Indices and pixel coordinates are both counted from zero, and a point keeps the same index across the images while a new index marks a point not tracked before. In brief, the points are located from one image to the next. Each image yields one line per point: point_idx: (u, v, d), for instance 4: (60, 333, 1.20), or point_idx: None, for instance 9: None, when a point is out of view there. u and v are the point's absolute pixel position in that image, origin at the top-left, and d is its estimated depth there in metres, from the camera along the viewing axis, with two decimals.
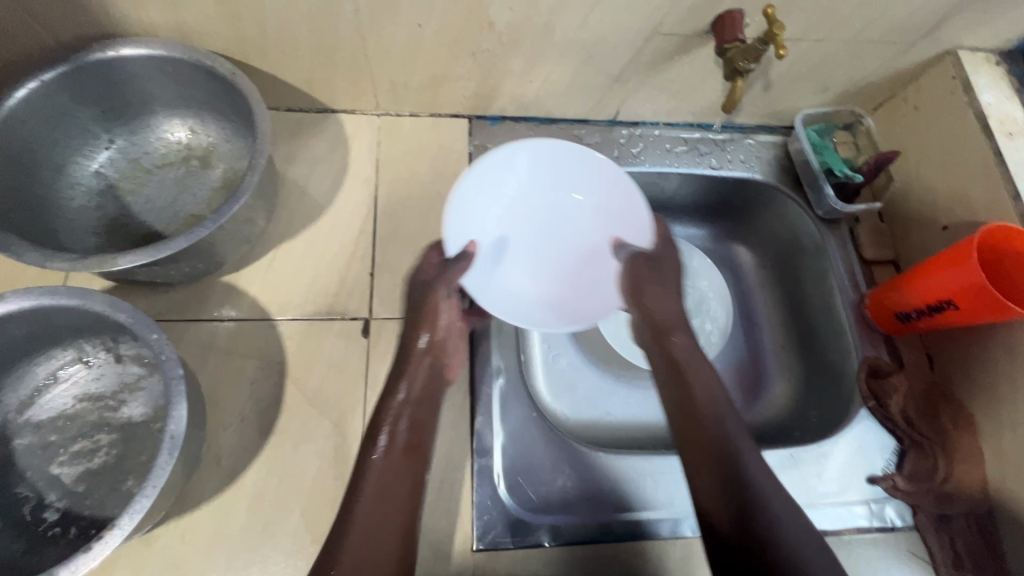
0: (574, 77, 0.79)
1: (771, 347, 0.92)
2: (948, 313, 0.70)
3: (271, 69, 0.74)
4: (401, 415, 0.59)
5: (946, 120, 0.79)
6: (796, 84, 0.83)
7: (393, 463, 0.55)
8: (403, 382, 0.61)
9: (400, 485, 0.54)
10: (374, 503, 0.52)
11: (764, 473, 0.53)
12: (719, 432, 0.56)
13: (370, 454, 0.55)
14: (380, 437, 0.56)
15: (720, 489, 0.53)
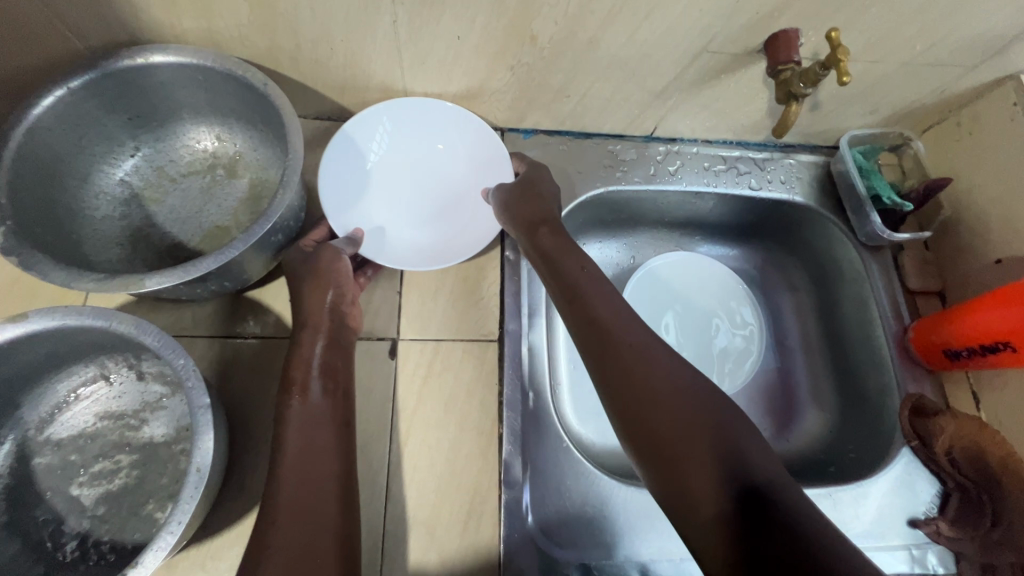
0: (614, 93, 0.76)
1: (804, 374, 0.89)
2: (1003, 354, 0.67)
3: (302, 77, 0.71)
4: (312, 364, 0.58)
5: (1004, 147, 0.75)
6: (844, 105, 0.80)
7: (313, 412, 0.56)
8: (316, 336, 0.60)
9: (324, 439, 0.55)
10: (298, 457, 0.53)
11: (768, 461, 0.49)
12: (704, 433, 0.50)
13: (288, 405, 0.56)
14: (299, 388, 0.57)
15: (728, 495, 0.46)
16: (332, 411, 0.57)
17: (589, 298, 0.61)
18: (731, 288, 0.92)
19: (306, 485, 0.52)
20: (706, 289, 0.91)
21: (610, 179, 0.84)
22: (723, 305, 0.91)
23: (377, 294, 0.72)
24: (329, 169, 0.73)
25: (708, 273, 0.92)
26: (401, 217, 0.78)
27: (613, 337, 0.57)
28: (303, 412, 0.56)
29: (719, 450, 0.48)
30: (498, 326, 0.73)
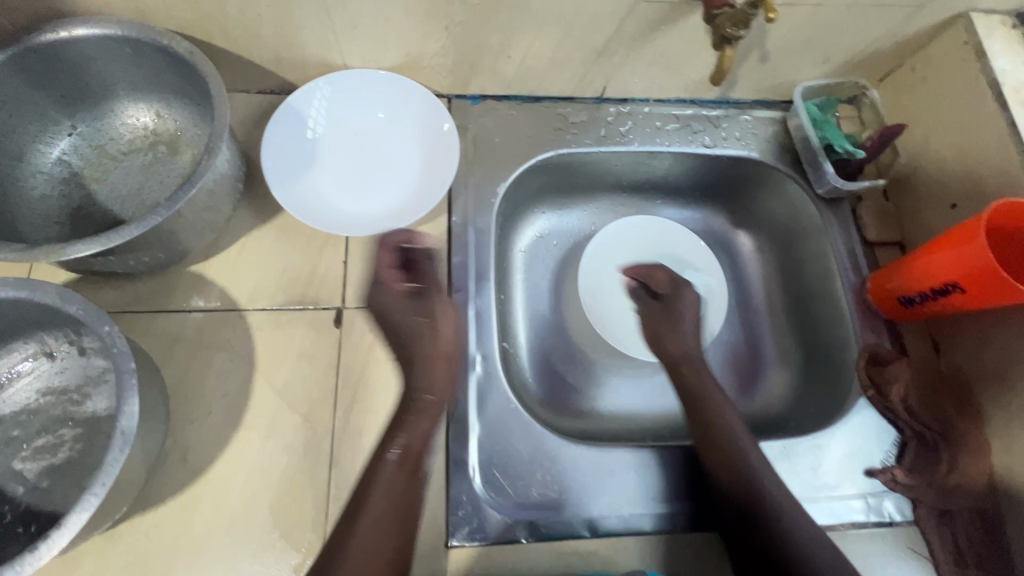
0: (556, 51, 0.75)
1: (770, 335, 0.88)
2: (953, 296, 0.66)
3: (235, 47, 0.71)
4: (397, 436, 0.58)
5: (956, 90, 0.73)
6: (794, 55, 0.78)
7: (402, 475, 0.56)
8: (400, 436, 0.58)
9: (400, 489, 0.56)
10: (389, 505, 0.54)
11: (771, 475, 0.63)
12: (742, 494, 0.62)
13: (382, 460, 0.56)
14: (393, 448, 0.57)
15: (734, 504, 0.62)
16: (411, 471, 0.57)
17: (682, 370, 0.73)
18: (698, 251, 0.90)
19: (384, 524, 0.53)
20: (673, 255, 0.90)
21: (560, 143, 0.83)
22: (691, 270, 0.89)
23: (323, 264, 0.72)
24: (273, 137, 0.71)
25: (675, 237, 0.91)
26: (325, 180, 0.75)
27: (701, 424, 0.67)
28: (388, 480, 0.55)
29: (739, 497, 0.62)
30: (445, 293, 0.72)
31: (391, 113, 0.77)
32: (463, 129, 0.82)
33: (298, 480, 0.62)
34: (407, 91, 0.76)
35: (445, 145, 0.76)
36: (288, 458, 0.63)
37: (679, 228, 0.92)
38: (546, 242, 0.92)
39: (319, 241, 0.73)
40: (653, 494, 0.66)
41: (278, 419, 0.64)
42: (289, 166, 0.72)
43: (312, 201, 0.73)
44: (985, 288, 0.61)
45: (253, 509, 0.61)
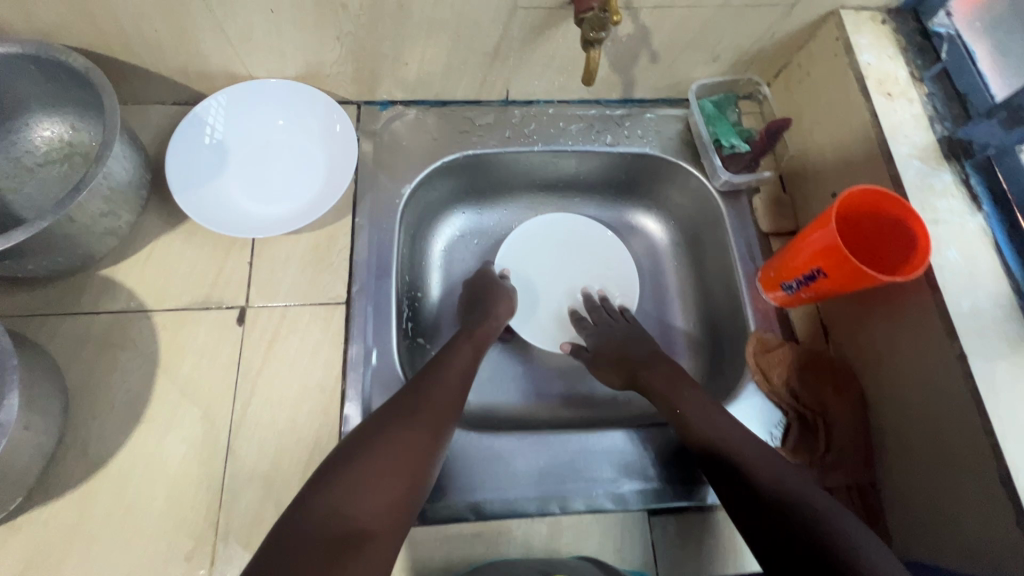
0: (450, 57, 0.78)
1: (680, 323, 0.92)
2: (820, 281, 0.69)
3: (139, 60, 0.74)
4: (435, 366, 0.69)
5: (832, 84, 0.76)
6: (683, 55, 0.81)
7: (455, 382, 0.68)
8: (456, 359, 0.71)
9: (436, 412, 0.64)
10: (428, 413, 0.63)
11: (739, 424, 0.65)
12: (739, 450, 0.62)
13: (449, 366, 0.69)
14: (461, 362, 0.71)
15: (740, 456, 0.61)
16: (455, 394, 0.67)
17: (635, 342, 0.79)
18: (608, 243, 0.94)
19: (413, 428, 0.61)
20: (582, 250, 0.95)
21: (466, 144, 0.86)
22: (600, 264, 0.94)
23: (228, 265, 0.75)
24: (178, 147, 0.75)
25: (585, 232, 0.95)
26: (226, 184, 0.77)
27: (664, 397, 0.70)
28: (447, 377, 0.68)
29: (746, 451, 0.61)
30: (346, 290, 0.75)
31: (292, 120, 0.81)
32: (372, 133, 0.85)
33: (194, 471, 0.65)
34: (306, 99, 0.80)
35: (345, 148, 0.80)
36: (186, 450, 0.66)
37: (593, 224, 0.96)
38: (465, 242, 0.95)
39: (225, 244, 0.76)
40: (543, 479, 0.69)
41: (178, 414, 0.67)
42: (193, 173, 0.75)
43: (212, 204, 0.75)
44: (842, 274, 0.65)
45: (148, 499, 0.63)
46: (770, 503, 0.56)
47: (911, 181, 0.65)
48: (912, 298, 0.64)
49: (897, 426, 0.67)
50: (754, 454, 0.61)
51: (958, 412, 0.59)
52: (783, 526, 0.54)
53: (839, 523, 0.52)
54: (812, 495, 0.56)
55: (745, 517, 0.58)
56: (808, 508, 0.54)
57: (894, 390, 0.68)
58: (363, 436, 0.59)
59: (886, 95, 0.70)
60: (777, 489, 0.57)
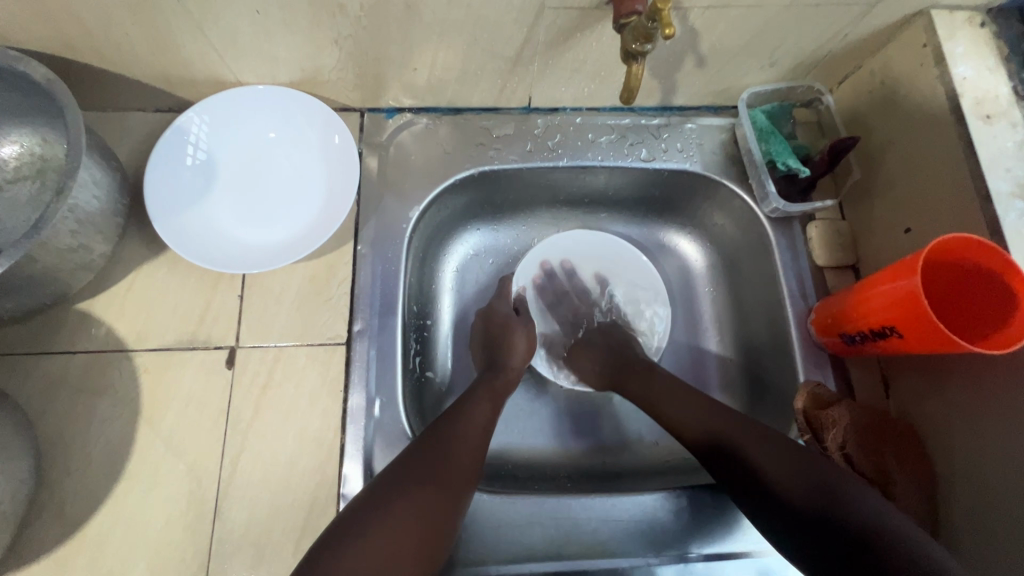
0: (465, 62, 0.68)
1: (716, 357, 0.82)
2: (892, 339, 0.59)
3: (111, 65, 0.65)
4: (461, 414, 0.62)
5: (914, 99, 0.65)
6: (736, 59, 0.70)
7: (477, 429, 0.61)
8: (479, 407, 0.64)
9: (460, 459, 0.57)
10: (446, 460, 0.56)
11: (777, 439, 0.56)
12: (782, 471, 0.53)
13: (471, 412, 0.62)
14: (481, 406, 0.64)
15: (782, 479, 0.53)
16: (478, 438, 0.60)
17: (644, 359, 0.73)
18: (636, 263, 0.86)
19: (433, 476, 0.54)
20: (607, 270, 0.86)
21: (481, 159, 0.76)
22: (626, 286, 0.85)
23: (217, 299, 0.67)
24: (158, 166, 0.66)
25: (610, 251, 0.86)
26: (213, 209, 0.69)
27: (675, 420, 0.63)
28: (471, 417, 0.62)
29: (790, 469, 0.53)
30: (347, 329, 0.68)
31: (285, 132, 0.72)
32: (377, 145, 0.75)
33: (179, 534, 0.59)
34: (299, 108, 0.71)
35: (344, 165, 0.71)
36: (170, 510, 0.60)
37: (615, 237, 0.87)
38: (479, 260, 0.85)
39: (213, 275, 0.68)
40: (561, 550, 0.62)
41: (162, 469, 0.61)
42: (175, 196, 0.67)
43: (197, 232, 0.67)
44: (919, 338, 0.55)
45: (130, 564, 0.58)
46: (812, 508, 0.50)
47: (1012, 227, 0.55)
48: (1003, 367, 0.54)
49: (972, 505, 0.58)
50: (777, 456, 0.54)
51: None
52: (834, 535, 0.48)
53: (896, 527, 0.47)
54: (852, 490, 0.50)
55: (784, 529, 0.52)
56: (856, 508, 0.49)
57: (971, 464, 0.59)
58: (378, 493, 0.52)
59: (985, 118, 0.59)
60: (819, 492, 0.50)
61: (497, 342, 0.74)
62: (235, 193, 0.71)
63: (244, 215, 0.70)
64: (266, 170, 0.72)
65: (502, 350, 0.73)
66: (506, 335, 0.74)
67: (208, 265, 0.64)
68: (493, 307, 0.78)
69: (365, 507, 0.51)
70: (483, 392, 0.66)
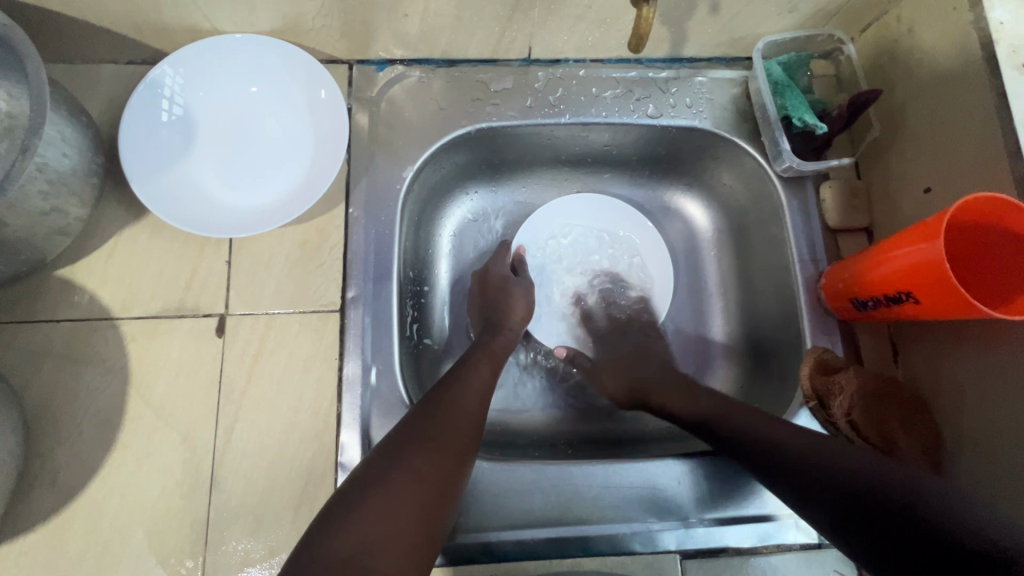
0: (459, 8, 0.62)
1: (720, 324, 0.80)
2: (906, 306, 0.57)
3: (75, 11, 0.59)
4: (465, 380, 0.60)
5: (943, 47, 0.60)
6: (753, 4, 0.64)
7: (476, 391, 0.60)
8: (477, 369, 0.62)
9: (460, 425, 0.56)
10: (446, 422, 0.55)
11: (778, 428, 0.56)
12: (800, 447, 0.53)
13: (469, 372, 0.61)
14: (481, 369, 0.62)
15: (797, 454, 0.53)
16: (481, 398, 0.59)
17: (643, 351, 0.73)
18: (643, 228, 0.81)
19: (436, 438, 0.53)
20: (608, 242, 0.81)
21: (478, 115, 0.71)
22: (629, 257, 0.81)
23: (204, 264, 0.65)
24: (132, 124, 0.62)
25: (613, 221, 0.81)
26: (193, 169, 0.65)
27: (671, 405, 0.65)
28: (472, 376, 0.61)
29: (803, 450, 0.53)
30: (340, 295, 0.65)
31: (267, 87, 0.68)
32: (366, 100, 0.71)
33: (176, 504, 0.59)
34: (282, 59, 0.66)
35: (332, 122, 0.67)
36: (166, 479, 0.59)
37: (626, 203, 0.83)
38: (477, 224, 0.81)
39: (197, 240, 0.65)
40: (562, 516, 0.61)
41: (155, 438, 0.60)
42: (153, 156, 0.63)
43: (179, 194, 0.63)
44: (937, 304, 0.53)
45: (129, 532, 0.58)
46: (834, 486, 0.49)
47: None
48: (1021, 335, 0.52)
49: (978, 474, 0.57)
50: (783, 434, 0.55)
51: None
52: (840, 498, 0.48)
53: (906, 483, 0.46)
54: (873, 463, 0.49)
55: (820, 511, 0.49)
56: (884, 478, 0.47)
57: (980, 431, 0.57)
58: (374, 467, 0.50)
59: (1021, 67, 0.54)
60: (841, 471, 0.49)
61: (495, 307, 0.71)
62: (216, 152, 0.67)
63: (227, 176, 0.66)
64: (249, 127, 0.68)
65: (501, 315, 0.70)
66: (505, 299, 0.72)
67: (191, 229, 0.61)
68: (487, 270, 0.75)
69: (362, 487, 0.49)
70: (476, 360, 0.64)
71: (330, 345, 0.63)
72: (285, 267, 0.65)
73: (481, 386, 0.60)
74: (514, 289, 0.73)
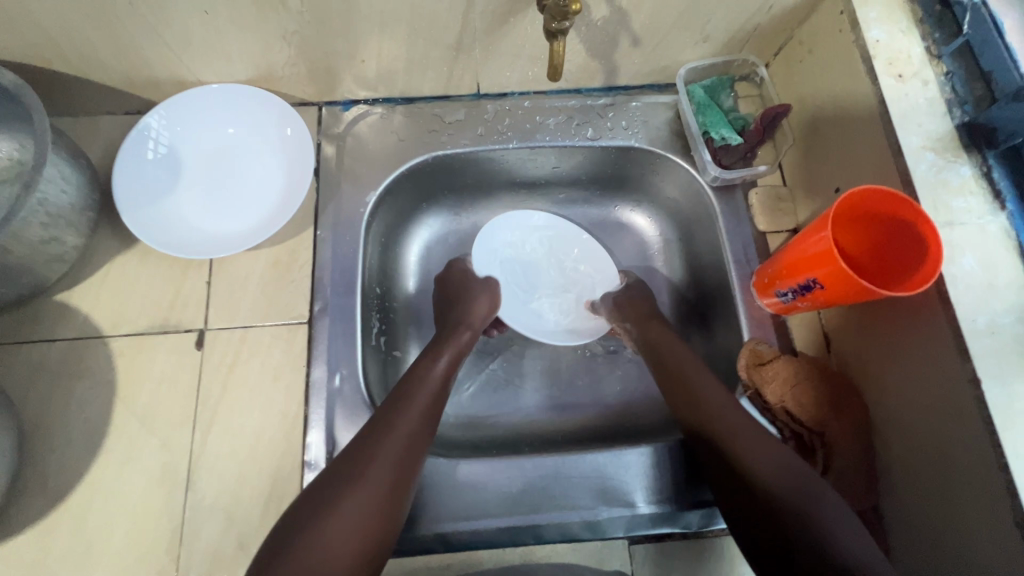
0: (410, 52, 0.71)
1: None
2: (818, 293, 0.62)
3: (78, 70, 0.69)
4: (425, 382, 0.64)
5: (837, 64, 0.68)
6: (669, 36, 0.73)
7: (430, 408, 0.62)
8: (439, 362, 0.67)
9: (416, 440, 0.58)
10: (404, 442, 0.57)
11: (762, 458, 0.56)
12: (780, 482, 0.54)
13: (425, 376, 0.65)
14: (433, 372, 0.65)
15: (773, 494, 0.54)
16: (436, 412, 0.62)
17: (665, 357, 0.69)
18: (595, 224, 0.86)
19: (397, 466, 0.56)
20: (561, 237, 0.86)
21: (434, 144, 0.79)
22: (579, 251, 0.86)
23: (187, 285, 0.72)
24: (126, 164, 0.71)
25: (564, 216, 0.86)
26: (177, 201, 0.73)
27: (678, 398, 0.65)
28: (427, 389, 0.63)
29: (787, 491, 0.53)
30: (308, 308, 0.71)
31: (244, 127, 0.77)
32: (334, 135, 0.79)
33: (154, 505, 0.63)
34: (256, 102, 0.75)
35: (301, 155, 0.75)
36: (146, 481, 0.64)
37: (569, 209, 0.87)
38: (440, 242, 0.88)
39: (181, 264, 0.72)
40: (515, 507, 0.65)
41: (137, 444, 0.65)
42: (142, 190, 0.72)
43: (164, 223, 0.71)
44: (839, 288, 0.58)
45: (110, 532, 0.62)
46: (768, 526, 0.53)
47: (921, 178, 0.58)
48: (920, 313, 0.57)
49: (904, 449, 0.61)
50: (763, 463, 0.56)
51: (955, 405, 0.54)
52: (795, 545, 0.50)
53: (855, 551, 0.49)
54: (829, 510, 0.52)
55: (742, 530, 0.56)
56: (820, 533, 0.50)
57: (900, 409, 0.62)
58: (335, 475, 0.54)
59: (898, 78, 0.62)
60: (813, 522, 0.51)
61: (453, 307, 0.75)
62: (199, 186, 0.75)
63: (208, 206, 0.74)
64: (227, 162, 0.76)
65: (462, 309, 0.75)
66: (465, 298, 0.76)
67: (173, 253, 0.68)
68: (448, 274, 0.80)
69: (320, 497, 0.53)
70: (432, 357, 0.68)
71: (300, 353, 0.69)
72: (260, 285, 0.72)
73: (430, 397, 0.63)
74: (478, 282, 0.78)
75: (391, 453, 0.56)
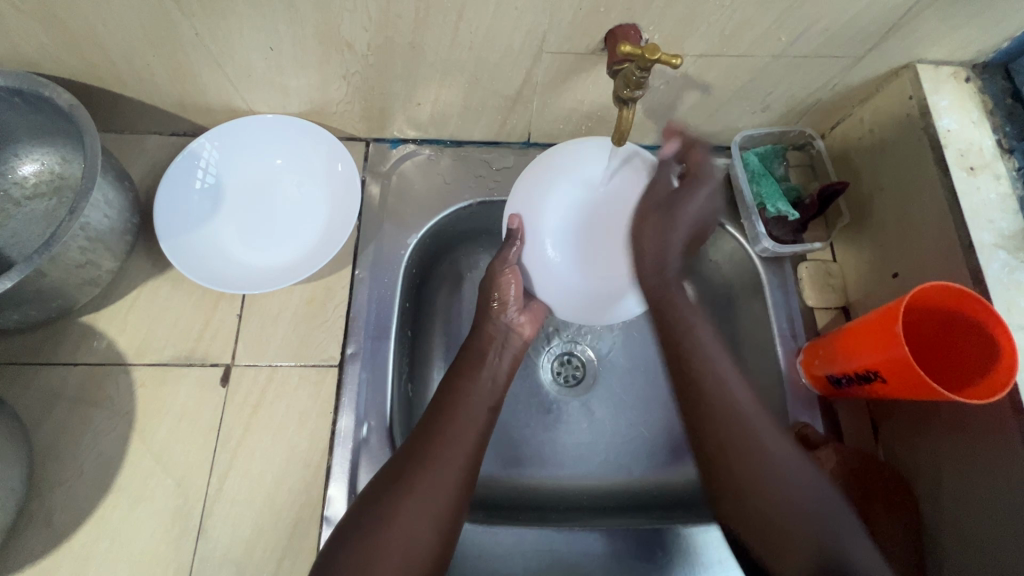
0: (467, 100, 0.70)
1: None
2: (876, 384, 0.59)
3: (131, 92, 0.68)
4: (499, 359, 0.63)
5: (902, 148, 0.66)
6: (730, 103, 0.71)
7: (482, 392, 0.60)
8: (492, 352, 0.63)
9: (469, 433, 0.57)
10: (459, 432, 0.56)
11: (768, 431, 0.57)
12: (760, 469, 0.56)
13: (479, 370, 0.61)
14: (490, 357, 0.62)
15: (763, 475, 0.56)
16: (492, 397, 0.61)
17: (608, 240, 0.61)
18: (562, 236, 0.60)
19: (450, 451, 0.54)
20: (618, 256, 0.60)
21: (481, 190, 0.78)
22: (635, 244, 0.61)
23: (216, 316, 0.69)
24: (170, 191, 0.70)
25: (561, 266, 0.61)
26: (217, 231, 0.72)
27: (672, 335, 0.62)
28: (472, 389, 0.60)
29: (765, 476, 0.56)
30: (340, 350, 0.69)
31: (292, 160, 0.75)
32: (379, 174, 0.78)
33: (163, 550, 0.60)
34: (305, 135, 0.74)
35: (347, 191, 0.74)
36: (156, 523, 0.61)
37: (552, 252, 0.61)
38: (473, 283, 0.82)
39: (212, 294, 0.70)
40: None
41: (150, 483, 0.62)
42: (184, 218, 0.70)
43: (203, 252, 0.70)
44: (902, 384, 0.55)
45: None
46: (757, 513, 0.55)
47: (993, 277, 0.56)
48: (988, 419, 0.55)
49: (961, 560, 0.58)
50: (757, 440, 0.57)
51: None
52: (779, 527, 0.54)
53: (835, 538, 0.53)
54: (801, 491, 0.55)
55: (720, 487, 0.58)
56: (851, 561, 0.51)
57: (960, 521, 0.58)
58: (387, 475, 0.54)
59: (969, 170, 0.61)
60: (786, 510, 0.54)
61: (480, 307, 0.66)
62: (241, 214, 0.73)
63: (248, 237, 0.72)
64: (272, 191, 0.75)
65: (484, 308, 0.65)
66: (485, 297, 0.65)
67: (209, 284, 0.66)
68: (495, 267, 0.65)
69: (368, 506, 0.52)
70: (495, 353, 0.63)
71: (327, 401, 0.67)
72: (291, 323, 0.70)
73: (474, 405, 0.59)
74: (505, 277, 0.63)
75: (453, 448, 0.55)
